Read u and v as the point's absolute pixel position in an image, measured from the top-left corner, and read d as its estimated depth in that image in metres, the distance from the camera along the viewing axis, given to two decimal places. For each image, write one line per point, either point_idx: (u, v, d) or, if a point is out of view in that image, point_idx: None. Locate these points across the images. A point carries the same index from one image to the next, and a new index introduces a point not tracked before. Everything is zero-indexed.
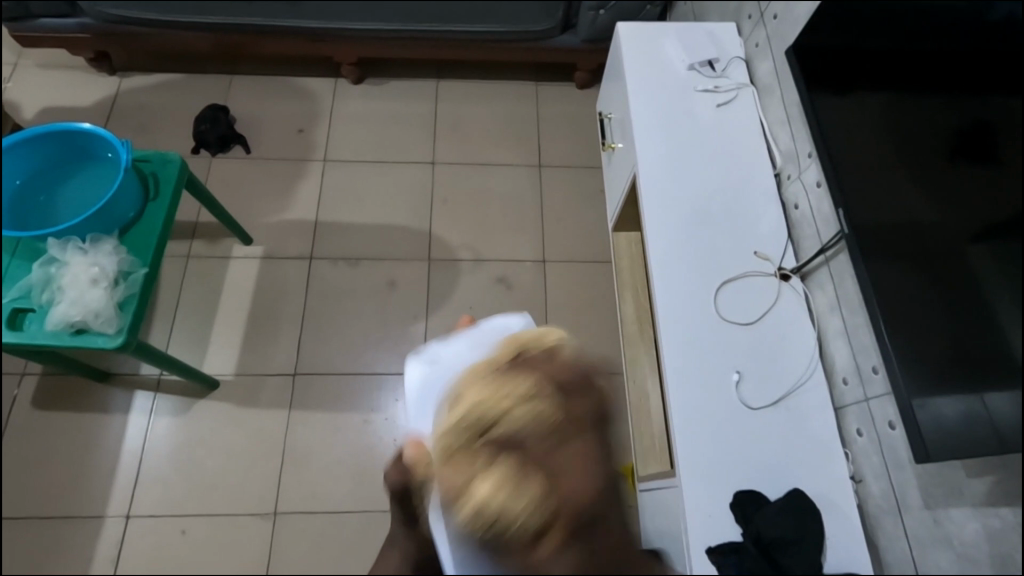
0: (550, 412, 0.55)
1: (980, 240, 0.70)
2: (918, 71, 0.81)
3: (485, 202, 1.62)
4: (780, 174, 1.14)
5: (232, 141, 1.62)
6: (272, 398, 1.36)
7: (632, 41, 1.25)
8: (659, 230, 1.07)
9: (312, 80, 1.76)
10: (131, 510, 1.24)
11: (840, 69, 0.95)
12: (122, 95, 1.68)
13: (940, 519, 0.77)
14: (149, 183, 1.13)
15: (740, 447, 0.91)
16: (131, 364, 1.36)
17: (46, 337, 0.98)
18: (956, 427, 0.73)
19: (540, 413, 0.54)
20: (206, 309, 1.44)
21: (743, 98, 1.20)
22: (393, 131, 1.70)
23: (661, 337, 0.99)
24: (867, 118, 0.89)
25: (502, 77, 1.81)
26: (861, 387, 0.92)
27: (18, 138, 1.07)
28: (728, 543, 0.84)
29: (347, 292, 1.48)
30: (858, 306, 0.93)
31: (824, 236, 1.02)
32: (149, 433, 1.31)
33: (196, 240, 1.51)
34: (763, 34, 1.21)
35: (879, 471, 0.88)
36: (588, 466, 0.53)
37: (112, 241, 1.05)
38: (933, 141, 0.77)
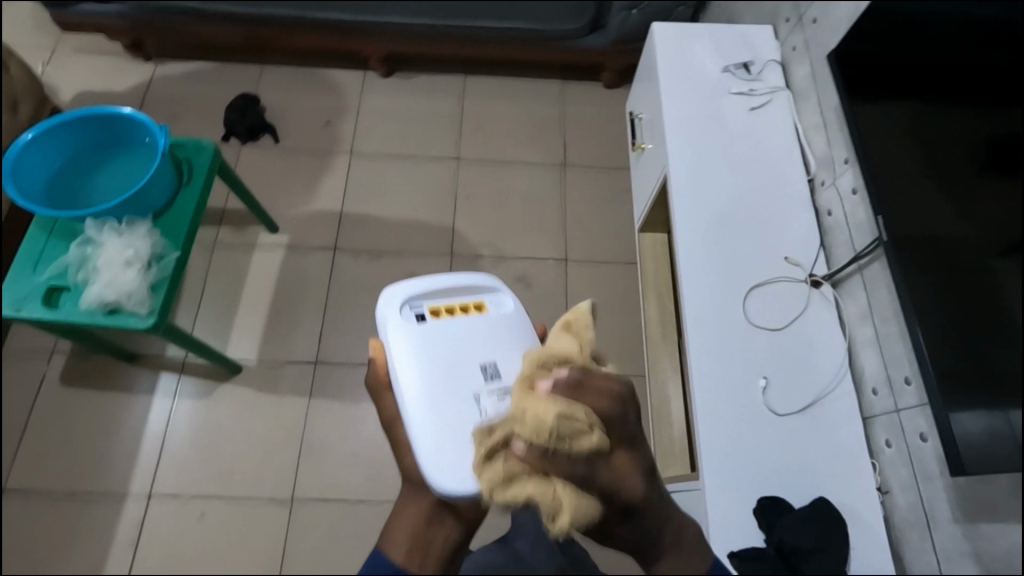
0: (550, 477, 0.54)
1: (1003, 255, 0.69)
2: (954, 82, 0.80)
3: (508, 200, 1.62)
4: (814, 180, 1.13)
5: (261, 130, 1.64)
6: (293, 385, 1.38)
7: (666, 41, 1.24)
8: (689, 231, 1.06)
9: (341, 73, 1.77)
10: (153, 490, 1.26)
11: (876, 76, 0.94)
12: (156, 82, 1.71)
13: (970, 535, 0.76)
14: (183, 168, 1.15)
15: (765, 453, 0.91)
16: (157, 346, 1.39)
17: (81, 316, 1.00)
18: (982, 444, 0.71)
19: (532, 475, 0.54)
20: (230, 295, 1.46)
21: (778, 102, 1.18)
22: (419, 126, 1.71)
23: (688, 340, 0.98)
24: (901, 126, 0.88)
25: (529, 75, 1.81)
26: (891, 398, 0.90)
27: (60, 120, 1.10)
28: (752, 548, 0.84)
29: (369, 284, 1.50)
30: (892, 315, 0.91)
31: (858, 243, 1.01)
32: (171, 415, 1.33)
33: (223, 227, 1.53)
34: (800, 38, 1.20)
35: (907, 483, 0.87)
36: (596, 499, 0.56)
37: (146, 225, 1.07)
38: (962, 153, 0.76)
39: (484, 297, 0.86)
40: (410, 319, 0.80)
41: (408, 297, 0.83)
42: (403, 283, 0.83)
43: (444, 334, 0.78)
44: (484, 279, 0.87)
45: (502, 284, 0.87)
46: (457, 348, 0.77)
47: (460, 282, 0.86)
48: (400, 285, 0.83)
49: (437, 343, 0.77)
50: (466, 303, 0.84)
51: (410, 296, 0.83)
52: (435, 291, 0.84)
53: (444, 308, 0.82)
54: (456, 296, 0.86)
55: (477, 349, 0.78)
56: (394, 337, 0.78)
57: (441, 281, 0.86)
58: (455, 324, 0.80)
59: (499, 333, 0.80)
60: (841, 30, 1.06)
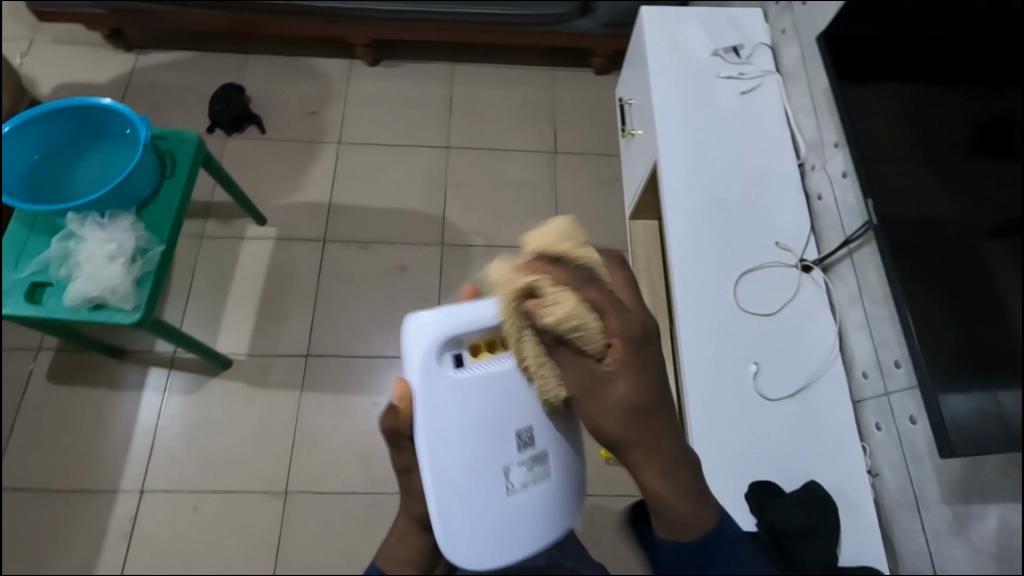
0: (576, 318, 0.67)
1: (996, 237, 0.69)
2: (943, 62, 0.79)
3: (498, 187, 1.61)
4: (804, 164, 1.12)
5: (246, 121, 1.61)
6: (284, 378, 1.37)
7: (654, 24, 1.23)
8: (680, 217, 1.06)
9: (327, 61, 1.74)
10: (145, 485, 1.26)
11: (864, 59, 0.93)
12: (137, 73, 1.68)
13: (958, 516, 0.77)
14: (166, 160, 1.13)
15: (758, 438, 0.91)
16: (145, 342, 1.37)
17: (64, 312, 0.99)
18: (970, 425, 0.72)
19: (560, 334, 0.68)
20: (219, 288, 1.45)
21: (768, 86, 1.17)
22: (407, 114, 1.69)
23: (678, 327, 0.98)
24: (891, 108, 0.87)
25: (518, 61, 1.79)
26: (882, 381, 0.91)
27: (36, 111, 1.07)
28: (743, 533, 0.84)
29: (358, 275, 1.48)
30: (882, 298, 0.91)
31: (848, 227, 1.00)
32: (162, 411, 1.32)
33: (209, 220, 1.51)
34: (789, 21, 1.19)
35: (898, 465, 0.87)
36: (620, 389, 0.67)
37: (129, 218, 1.05)
38: (953, 134, 0.76)
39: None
40: (448, 360, 0.75)
41: (447, 327, 0.74)
42: (440, 312, 0.74)
43: (480, 384, 0.73)
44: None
45: None
46: (490, 401, 0.73)
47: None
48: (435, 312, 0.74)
49: (473, 391, 0.73)
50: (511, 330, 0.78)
51: (450, 328, 0.74)
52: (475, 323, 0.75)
53: (484, 342, 0.77)
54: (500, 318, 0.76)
55: (507, 401, 0.74)
56: (430, 377, 0.73)
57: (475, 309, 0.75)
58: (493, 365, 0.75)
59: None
60: (830, 11, 1.05)
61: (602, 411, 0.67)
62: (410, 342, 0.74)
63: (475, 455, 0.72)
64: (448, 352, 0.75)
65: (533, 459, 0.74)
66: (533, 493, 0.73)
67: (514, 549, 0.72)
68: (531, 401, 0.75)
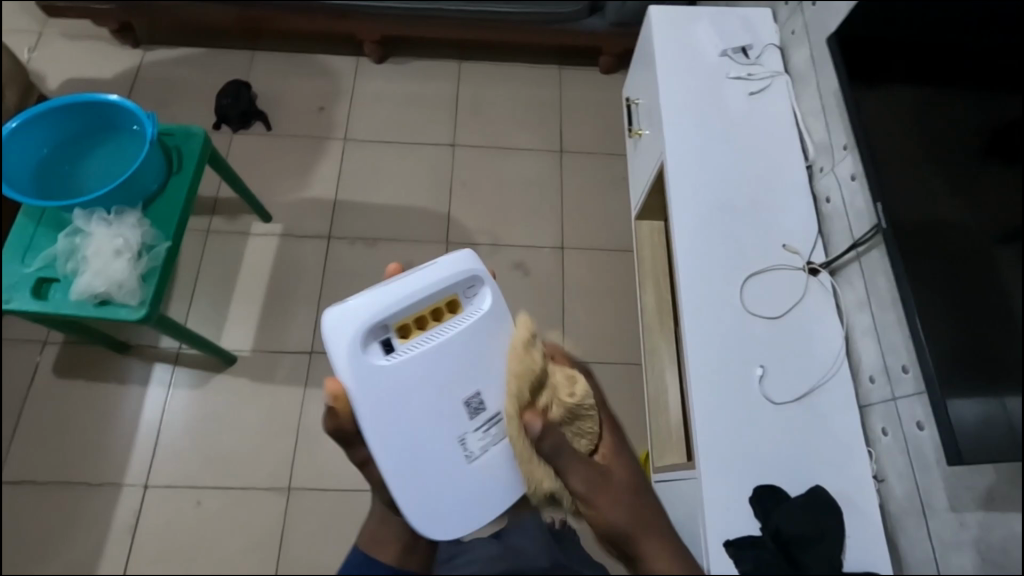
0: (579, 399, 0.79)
1: (1007, 242, 0.69)
2: (959, 65, 0.79)
3: (504, 186, 1.60)
4: (813, 166, 1.11)
5: (252, 117, 1.61)
6: (289, 374, 1.37)
7: (663, 23, 1.22)
8: (686, 218, 1.05)
9: (334, 58, 1.74)
10: (149, 479, 1.26)
11: (876, 61, 0.93)
12: (145, 68, 1.68)
13: (966, 523, 0.76)
14: (173, 157, 1.13)
15: (763, 442, 0.91)
16: (151, 336, 1.39)
17: (71, 307, 0.99)
18: (976, 430, 0.72)
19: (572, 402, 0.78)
20: (224, 284, 1.45)
21: (777, 87, 1.17)
22: (413, 111, 1.69)
23: (684, 329, 0.98)
24: (899, 110, 0.87)
25: (525, 60, 1.79)
26: (889, 386, 0.90)
27: (44, 106, 1.07)
28: (748, 537, 0.84)
29: (363, 273, 1.48)
30: (891, 303, 0.90)
31: (856, 230, 0.99)
32: (167, 406, 1.34)
33: (215, 216, 1.51)
34: (800, 21, 1.17)
35: (904, 471, 0.87)
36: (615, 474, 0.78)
37: (136, 214, 1.05)
38: (968, 138, 0.75)
39: (458, 290, 0.81)
40: (375, 347, 0.76)
41: (370, 318, 0.75)
42: (362, 305, 0.75)
43: (413, 360, 0.75)
44: (458, 265, 0.80)
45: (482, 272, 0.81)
46: (431, 375, 0.76)
47: (434, 282, 0.78)
48: (359, 300, 0.75)
49: (412, 368, 0.75)
50: (437, 305, 0.79)
51: (372, 317, 0.75)
52: (398, 305, 0.76)
53: (412, 321, 0.78)
54: (423, 298, 0.78)
55: (449, 370, 0.77)
56: (366, 370, 0.73)
57: (397, 291, 0.77)
58: (421, 341, 0.77)
59: (476, 342, 0.79)
60: (841, 12, 1.04)
61: (606, 505, 0.74)
62: (335, 340, 0.74)
63: (431, 428, 0.74)
64: (374, 339, 0.75)
65: (486, 422, 0.77)
66: (492, 456, 0.77)
67: (487, 508, 0.76)
68: (466, 370, 0.77)
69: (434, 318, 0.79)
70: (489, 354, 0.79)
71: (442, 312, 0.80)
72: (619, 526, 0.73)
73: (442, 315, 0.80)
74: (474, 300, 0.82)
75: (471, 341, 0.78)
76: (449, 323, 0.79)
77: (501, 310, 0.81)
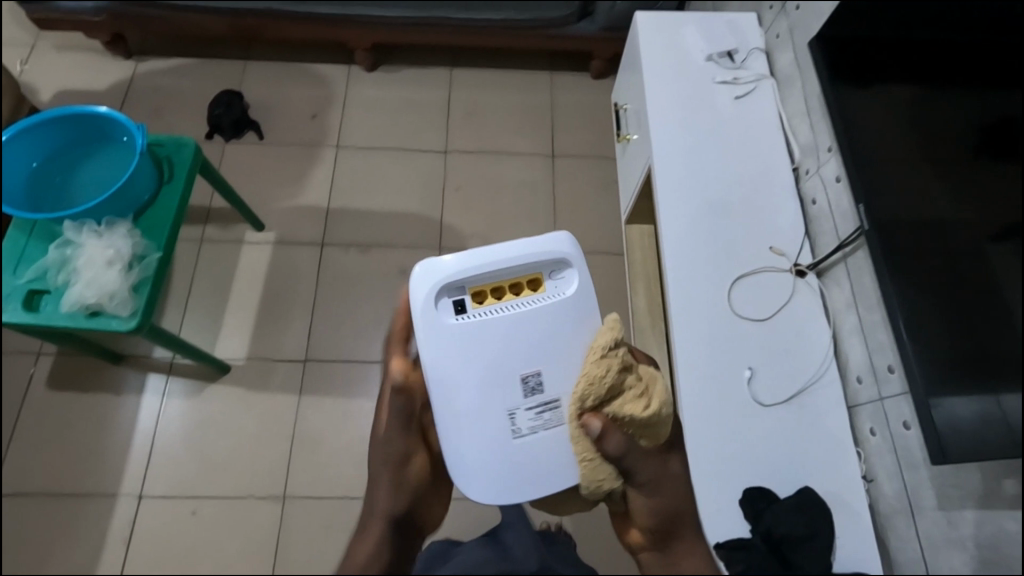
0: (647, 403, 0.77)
1: (999, 240, 0.68)
2: (943, 65, 0.79)
3: (496, 191, 1.61)
4: (799, 168, 1.12)
5: (245, 126, 1.62)
6: (282, 382, 1.39)
7: (649, 28, 1.23)
8: (675, 221, 1.06)
9: (326, 66, 1.75)
10: (144, 490, 1.23)
11: (863, 62, 0.93)
12: (138, 79, 1.69)
13: (955, 522, 0.76)
14: (164, 167, 1.14)
15: (753, 443, 0.91)
16: (145, 347, 1.43)
17: (62, 319, 0.99)
18: (972, 429, 0.72)
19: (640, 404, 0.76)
20: (218, 293, 1.46)
21: (763, 90, 1.18)
22: (406, 118, 1.70)
23: (674, 332, 0.98)
24: (890, 110, 0.87)
25: (517, 65, 1.79)
26: (876, 386, 0.90)
27: (35, 119, 1.08)
28: (737, 539, 0.83)
29: (357, 279, 1.49)
30: (875, 304, 0.91)
31: (842, 232, 1.00)
32: (161, 414, 1.36)
33: (209, 225, 1.52)
34: (784, 24, 1.18)
35: (892, 470, 0.87)
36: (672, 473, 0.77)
37: (126, 225, 1.05)
38: (954, 136, 0.75)
39: (542, 270, 0.81)
40: (452, 305, 0.78)
41: (458, 273, 0.77)
42: (451, 260, 0.78)
43: (482, 328, 0.77)
44: (547, 247, 0.80)
45: (567, 257, 0.80)
46: (498, 346, 0.77)
47: (521, 257, 0.79)
48: (445, 260, 0.77)
49: (479, 339, 0.76)
50: (518, 279, 0.81)
51: (457, 274, 0.77)
52: (480, 271, 0.78)
53: (490, 288, 0.80)
54: (507, 270, 0.80)
55: (517, 346, 0.77)
56: (441, 325, 0.76)
57: (485, 260, 0.78)
58: (498, 312, 0.78)
59: (551, 323, 0.79)
60: (826, 14, 1.05)
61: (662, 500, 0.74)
62: (422, 289, 0.77)
63: (489, 399, 0.75)
64: (454, 299, 0.78)
65: (541, 405, 0.77)
66: (543, 437, 0.77)
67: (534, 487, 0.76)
68: (538, 350, 0.78)
69: (514, 290, 0.81)
70: (560, 338, 0.79)
71: (522, 286, 0.81)
72: (664, 509, 0.73)
73: (521, 287, 0.81)
74: (557, 283, 0.81)
75: (544, 322, 0.79)
76: (526, 300, 0.80)
77: (581, 300, 0.80)
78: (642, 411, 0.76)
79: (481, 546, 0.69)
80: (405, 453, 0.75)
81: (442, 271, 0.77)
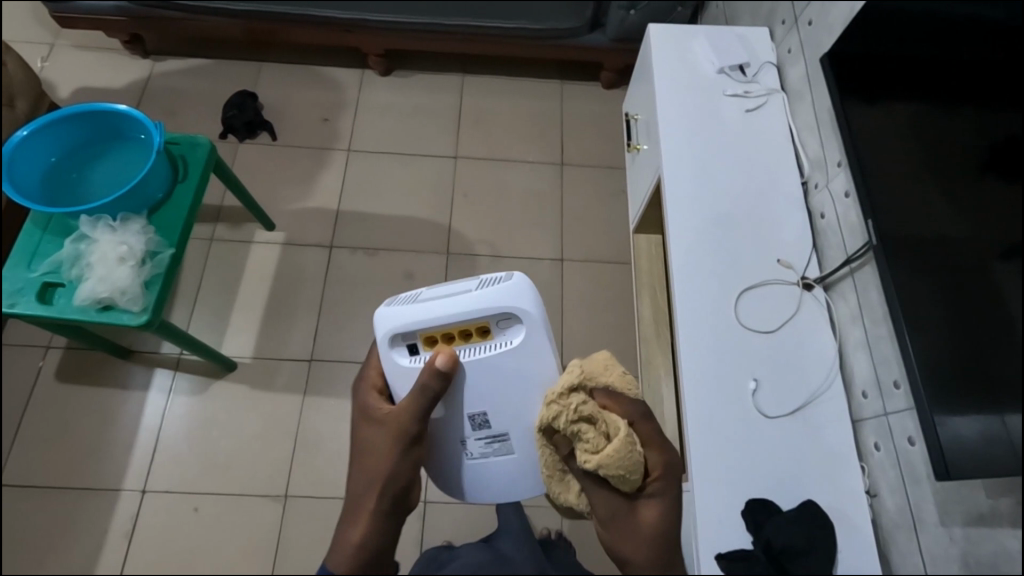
0: (595, 452, 0.73)
1: (1008, 259, 0.69)
2: (952, 83, 0.80)
3: (504, 198, 1.62)
4: (808, 182, 1.13)
5: (258, 127, 1.63)
6: (288, 382, 1.38)
7: (662, 40, 1.24)
8: (682, 231, 1.07)
9: (339, 70, 1.77)
10: (147, 485, 1.27)
11: (872, 78, 0.94)
12: (154, 78, 1.71)
13: (957, 538, 0.76)
14: (178, 165, 1.15)
15: (757, 455, 0.91)
16: (153, 343, 1.39)
17: (74, 312, 1.00)
18: (976, 448, 0.72)
19: (588, 451, 0.74)
20: (226, 292, 1.47)
21: (773, 104, 1.19)
22: (416, 123, 1.71)
23: (679, 341, 0.99)
24: (900, 126, 0.87)
25: (527, 73, 1.81)
26: (881, 401, 0.90)
27: (53, 116, 1.10)
28: (738, 550, 0.85)
29: (364, 282, 1.50)
30: (882, 318, 0.91)
31: (849, 246, 1.00)
32: (166, 412, 1.34)
33: (219, 224, 1.53)
34: (796, 39, 1.19)
35: (896, 486, 0.87)
36: (649, 521, 0.76)
37: (140, 222, 1.07)
38: (963, 154, 0.76)
39: (487, 318, 0.79)
40: (403, 349, 0.81)
41: (409, 321, 0.78)
42: (399, 313, 0.79)
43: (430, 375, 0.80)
44: (495, 297, 0.77)
45: (510, 310, 0.77)
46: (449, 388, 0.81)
47: (470, 308, 0.77)
48: (393, 314, 0.79)
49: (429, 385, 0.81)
50: (464, 327, 0.80)
51: (408, 322, 0.78)
52: (423, 325, 0.78)
53: (439, 334, 0.80)
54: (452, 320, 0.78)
55: (471, 392, 0.81)
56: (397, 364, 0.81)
57: (428, 313, 0.78)
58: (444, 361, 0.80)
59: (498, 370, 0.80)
60: (837, 30, 1.06)
61: (626, 539, 0.75)
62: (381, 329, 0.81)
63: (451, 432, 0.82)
64: (404, 343, 0.81)
65: (488, 437, 0.83)
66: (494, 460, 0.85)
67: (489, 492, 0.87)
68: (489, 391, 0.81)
69: (466, 336, 0.80)
70: (508, 385, 0.80)
71: (471, 333, 0.80)
72: (620, 553, 0.75)
73: (473, 334, 0.80)
74: (503, 330, 0.79)
75: (494, 371, 0.80)
76: (472, 347, 0.80)
77: (532, 347, 0.79)
78: (591, 462, 0.73)
79: (478, 552, 0.68)
80: (417, 434, 0.77)
81: (391, 324, 0.79)
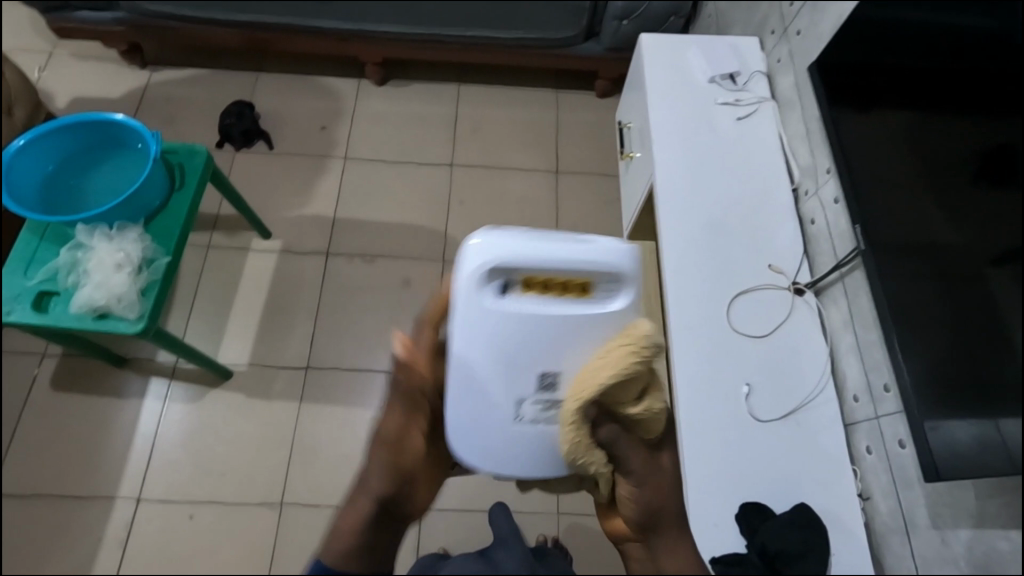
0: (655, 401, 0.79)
1: (997, 264, 0.69)
2: (940, 92, 0.81)
3: (500, 204, 1.63)
4: (798, 189, 1.14)
5: (255, 135, 1.65)
6: (284, 389, 1.38)
7: (654, 49, 1.26)
8: (675, 237, 1.08)
9: (337, 79, 1.79)
10: (142, 492, 1.26)
11: (863, 86, 0.95)
12: (152, 87, 1.72)
13: (949, 541, 0.77)
14: (175, 174, 1.15)
15: (749, 458, 0.92)
16: (148, 350, 1.39)
17: (70, 320, 1.01)
18: (969, 453, 0.73)
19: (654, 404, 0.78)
20: (223, 298, 1.47)
21: (764, 112, 1.20)
22: (413, 131, 1.73)
23: (671, 347, 1.00)
24: (888, 133, 0.89)
25: (522, 82, 1.83)
26: (872, 406, 0.91)
27: (51, 124, 1.10)
28: (732, 554, 0.85)
29: (361, 287, 1.50)
30: (872, 322, 0.92)
31: (840, 251, 1.01)
32: (162, 419, 1.33)
33: (216, 231, 1.54)
34: (786, 49, 1.21)
35: (888, 489, 0.88)
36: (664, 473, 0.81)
37: (137, 230, 1.07)
38: (952, 162, 0.77)
39: (594, 277, 0.78)
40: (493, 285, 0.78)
41: (512, 260, 0.76)
42: (500, 242, 0.76)
43: (516, 316, 0.78)
44: (605, 255, 0.77)
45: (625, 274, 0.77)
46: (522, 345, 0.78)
47: (581, 256, 0.76)
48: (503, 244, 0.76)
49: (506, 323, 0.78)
50: (574, 279, 0.78)
51: (508, 257, 0.76)
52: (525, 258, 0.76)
53: (540, 279, 0.78)
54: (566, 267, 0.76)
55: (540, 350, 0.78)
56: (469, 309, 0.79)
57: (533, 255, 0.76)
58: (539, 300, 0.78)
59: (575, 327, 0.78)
60: (826, 39, 1.07)
61: (656, 486, 0.79)
62: (460, 307, 0.78)
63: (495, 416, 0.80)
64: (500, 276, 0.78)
65: (550, 403, 0.79)
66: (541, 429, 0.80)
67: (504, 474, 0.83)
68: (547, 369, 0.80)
69: (566, 289, 0.79)
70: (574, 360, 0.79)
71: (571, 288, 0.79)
72: (650, 505, 0.78)
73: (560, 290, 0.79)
74: (608, 297, 0.79)
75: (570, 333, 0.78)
76: (571, 300, 0.79)
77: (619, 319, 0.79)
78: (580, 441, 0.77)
79: (468, 560, 0.69)
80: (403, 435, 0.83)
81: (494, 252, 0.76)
